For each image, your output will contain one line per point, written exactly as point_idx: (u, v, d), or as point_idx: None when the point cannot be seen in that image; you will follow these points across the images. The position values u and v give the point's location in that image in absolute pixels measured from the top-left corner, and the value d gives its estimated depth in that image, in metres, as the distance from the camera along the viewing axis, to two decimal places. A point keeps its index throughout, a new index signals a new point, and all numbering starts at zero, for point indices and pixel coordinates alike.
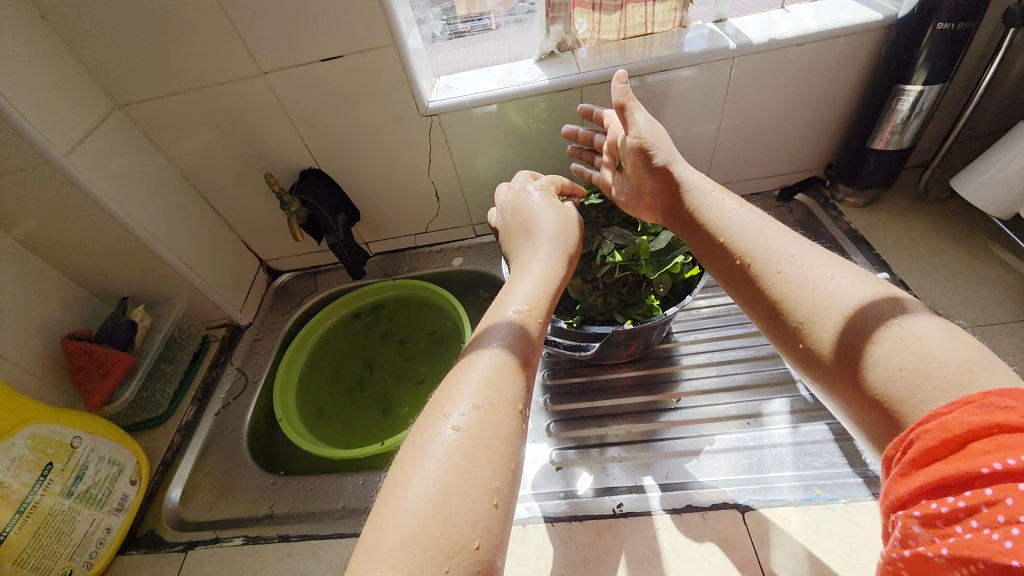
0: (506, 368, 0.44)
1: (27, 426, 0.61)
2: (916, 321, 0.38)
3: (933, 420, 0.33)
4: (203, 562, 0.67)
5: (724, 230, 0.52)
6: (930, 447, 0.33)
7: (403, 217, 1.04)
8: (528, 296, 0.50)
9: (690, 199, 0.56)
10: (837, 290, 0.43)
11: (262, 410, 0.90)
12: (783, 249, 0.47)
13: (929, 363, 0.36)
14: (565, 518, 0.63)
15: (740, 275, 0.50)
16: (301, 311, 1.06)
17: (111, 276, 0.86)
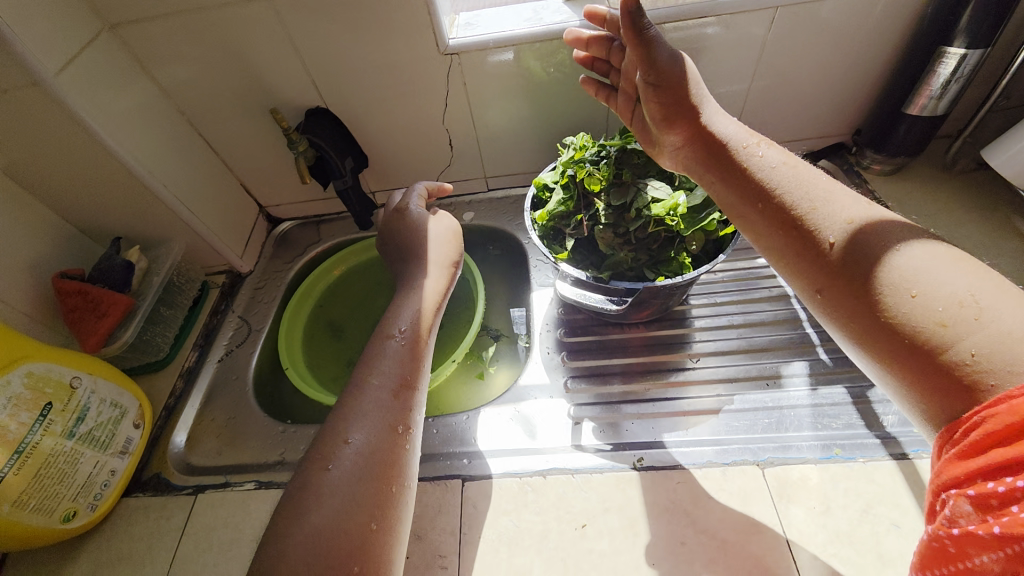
0: (387, 397, 0.52)
1: (23, 364, 0.57)
2: (993, 296, 0.34)
3: (1002, 401, 0.31)
4: (214, 506, 0.66)
5: (769, 192, 0.47)
6: (994, 429, 0.31)
7: (413, 166, 0.98)
8: (408, 320, 0.60)
9: (733, 156, 0.51)
10: (901, 257, 0.38)
11: (267, 359, 0.88)
12: (837, 212, 0.43)
13: (1007, 341, 0.32)
14: (588, 470, 0.63)
15: (786, 241, 0.46)
16: (306, 260, 1.02)
17: (102, 213, 0.80)
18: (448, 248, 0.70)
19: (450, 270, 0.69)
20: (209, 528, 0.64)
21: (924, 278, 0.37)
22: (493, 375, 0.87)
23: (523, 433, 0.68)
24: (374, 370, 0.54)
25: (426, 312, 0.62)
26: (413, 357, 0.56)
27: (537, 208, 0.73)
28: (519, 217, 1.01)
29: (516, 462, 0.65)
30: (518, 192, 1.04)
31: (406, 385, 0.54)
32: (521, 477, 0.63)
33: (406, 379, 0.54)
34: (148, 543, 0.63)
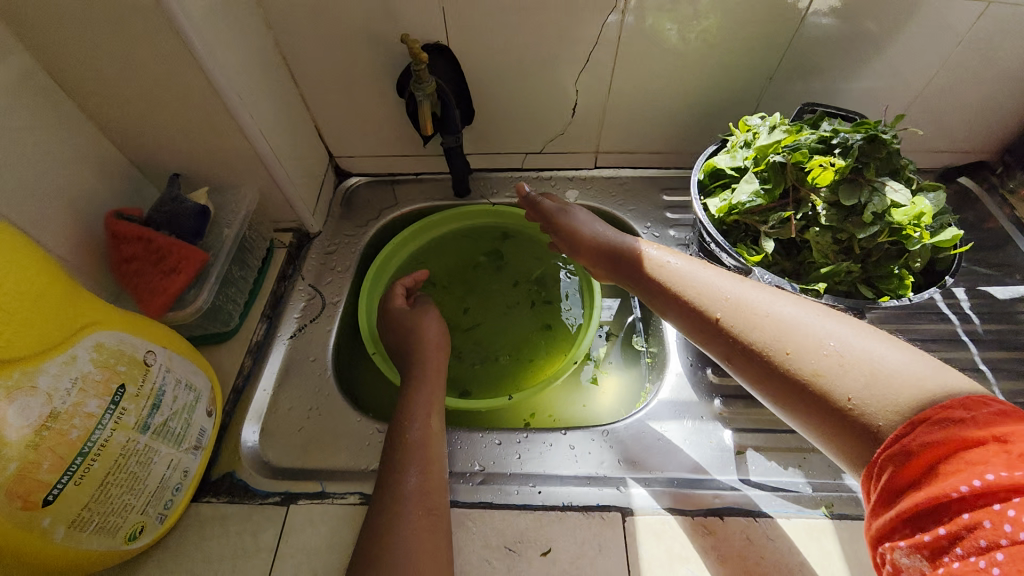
0: (410, 487, 0.51)
1: (92, 332, 0.43)
2: (867, 341, 0.42)
3: (895, 445, 0.36)
4: (313, 522, 0.54)
5: (670, 283, 0.55)
6: (898, 470, 0.35)
7: (524, 130, 0.83)
8: (421, 403, 0.60)
9: (630, 254, 0.61)
10: (771, 333, 0.46)
11: (343, 340, 0.75)
12: (717, 293, 0.51)
13: (875, 379, 0.39)
14: (772, 514, 0.54)
15: (709, 331, 0.51)
16: (381, 226, 0.87)
17: (162, 143, 0.63)
18: (436, 329, 0.68)
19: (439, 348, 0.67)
20: (310, 551, 0.52)
21: (856, 372, 0.40)
22: (607, 378, 0.76)
23: (679, 459, 0.59)
24: (391, 465, 0.53)
25: (436, 396, 0.61)
26: (431, 445, 0.56)
27: (709, 197, 0.63)
28: (631, 202, 0.88)
29: (683, 495, 0.55)
30: (626, 173, 0.91)
31: (412, 473, 0.53)
32: (693, 516, 0.54)
33: (423, 468, 0.53)
34: (231, 565, 0.51)
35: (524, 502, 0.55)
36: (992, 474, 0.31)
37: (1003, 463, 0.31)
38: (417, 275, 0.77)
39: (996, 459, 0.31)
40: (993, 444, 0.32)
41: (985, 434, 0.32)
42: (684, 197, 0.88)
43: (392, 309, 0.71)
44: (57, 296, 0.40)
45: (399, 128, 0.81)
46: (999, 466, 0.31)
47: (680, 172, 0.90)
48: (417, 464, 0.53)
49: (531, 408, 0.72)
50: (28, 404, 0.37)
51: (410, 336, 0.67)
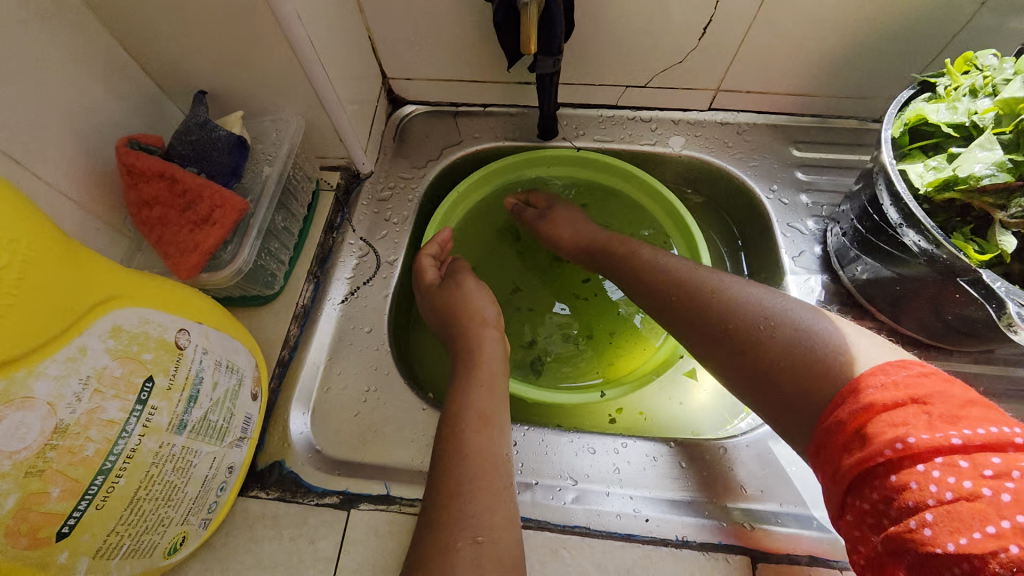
0: (467, 497, 0.41)
1: (104, 314, 0.32)
2: (804, 314, 0.43)
3: (829, 415, 0.37)
4: (378, 534, 0.46)
5: (630, 264, 0.57)
6: (835, 439, 0.36)
7: (632, 56, 0.64)
8: (476, 401, 0.47)
9: (604, 242, 0.61)
10: (720, 309, 0.46)
11: (399, 306, 0.64)
12: (669, 274, 0.52)
13: (802, 345, 0.41)
14: None
15: (667, 314, 0.51)
16: (441, 169, 0.71)
17: (182, 48, 0.48)
18: (486, 300, 0.56)
19: (484, 319, 0.55)
20: (376, 568, 0.45)
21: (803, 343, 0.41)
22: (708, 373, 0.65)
23: (814, 491, 0.49)
24: (438, 467, 0.43)
25: (493, 383, 0.49)
26: (488, 452, 0.44)
27: (908, 159, 0.49)
28: (754, 157, 0.70)
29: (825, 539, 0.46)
30: (747, 119, 0.71)
31: (460, 489, 0.41)
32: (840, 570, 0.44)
33: (472, 482, 0.41)
34: None
35: (623, 527, 0.46)
36: (914, 437, 0.32)
37: (925, 425, 0.32)
38: (443, 240, 0.62)
39: (918, 420, 0.32)
40: (913, 406, 0.33)
41: (903, 396, 0.33)
42: (822, 153, 0.69)
43: (423, 288, 0.58)
44: (53, 270, 0.29)
45: (473, 44, 0.63)
46: (919, 429, 0.32)
47: (819, 121, 0.70)
48: (469, 476, 0.42)
49: (618, 403, 0.62)
50: (23, 422, 0.27)
51: (459, 317, 0.55)
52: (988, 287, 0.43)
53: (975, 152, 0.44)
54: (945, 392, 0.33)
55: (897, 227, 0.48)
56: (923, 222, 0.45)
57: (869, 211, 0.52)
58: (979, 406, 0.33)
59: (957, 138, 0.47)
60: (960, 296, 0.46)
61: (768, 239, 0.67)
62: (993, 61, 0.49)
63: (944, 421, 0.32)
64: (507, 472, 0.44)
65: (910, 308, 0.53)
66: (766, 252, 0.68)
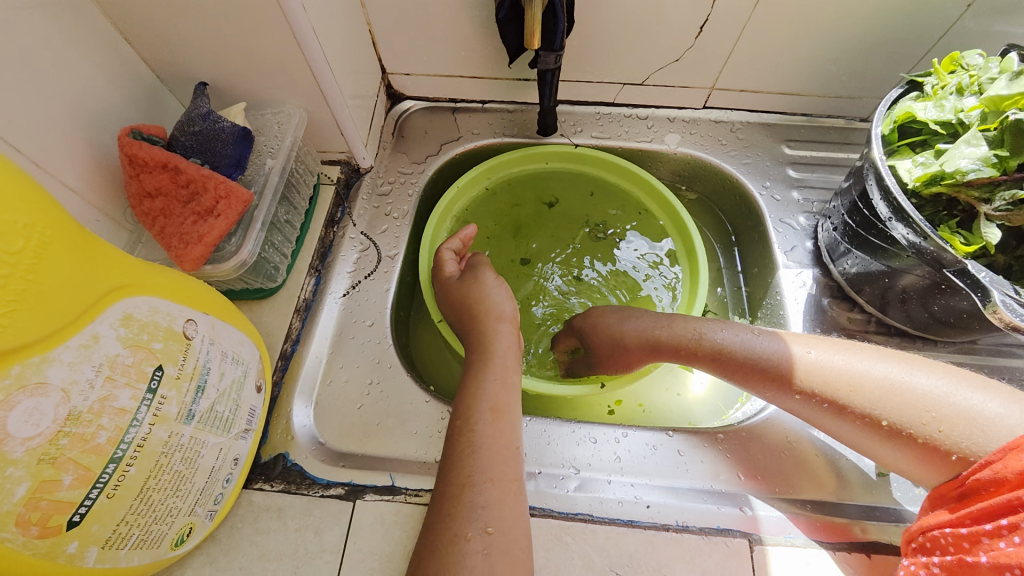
0: (478, 486, 0.41)
1: (115, 303, 0.32)
2: (963, 392, 0.42)
3: (984, 466, 0.37)
4: (384, 523, 0.46)
5: (726, 355, 0.52)
6: (988, 488, 0.37)
7: (629, 54, 0.65)
8: (489, 395, 0.47)
9: (669, 334, 0.56)
10: (868, 404, 0.44)
11: (400, 300, 0.64)
12: (743, 351, 0.52)
13: (975, 431, 0.39)
14: None
15: (804, 411, 0.49)
16: (441, 165, 0.72)
17: (185, 39, 0.48)
18: (503, 296, 0.56)
19: (501, 316, 0.55)
20: (382, 557, 0.45)
21: (921, 404, 0.42)
22: None
23: (808, 476, 0.50)
24: (450, 455, 0.44)
25: (506, 376, 0.49)
26: (500, 444, 0.44)
27: (897, 154, 0.51)
28: (747, 154, 0.71)
29: (817, 521, 0.48)
30: (740, 117, 0.73)
31: (474, 479, 0.42)
32: (834, 550, 0.46)
33: (485, 473, 0.42)
34: (292, 567, 0.44)
35: (622, 515, 0.47)
36: None
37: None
38: (464, 235, 0.64)
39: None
40: None
41: None
42: (812, 151, 0.71)
43: (441, 280, 0.59)
44: (67, 256, 0.29)
45: (473, 39, 0.63)
46: None
47: (809, 120, 0.72)
48: (481, 467, 0.42)
49: (616, 395, 0.63)
50: (36, 408, 0.27)
51: (472, 311, 0.55)
52: (974, 278, 0.44)
53: (961, 148, 0.46)
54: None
55: (887, 221, 0.50)
56: (912, 216, 0.47)
57: (860, 206, 0.54)
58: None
59: (944, 135, 0.49)
60: (946, 288, 0.49)
61: (760, 235, 0.69)
62: (979, 60, 0.52)
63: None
64: (518, 463, 0.44)
65: (898, 300, 0.55)
66: (759, 248, 0.69)
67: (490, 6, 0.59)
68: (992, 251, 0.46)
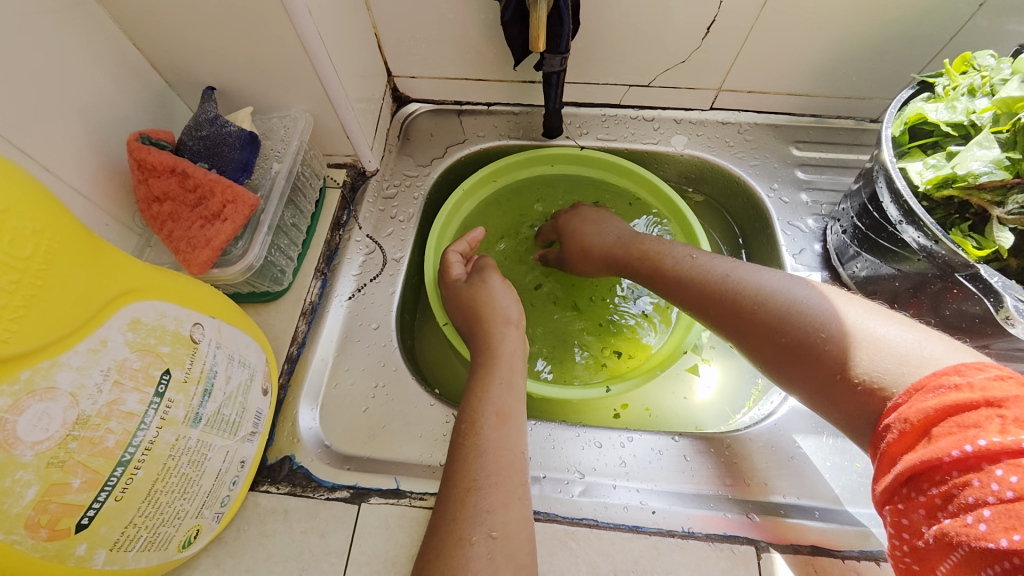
0: (483, 490, 0.41)
1: (123, 307, 0.32)
2: (865, 316, 0.42)
3: (892, 412, 0.35)
4: (389, 527, 0.46)
5: (660, 269, 0.56)
6: (897, 438, 0.34)
7: (635, 56, 0.65)
8: (494, 398, 0.47)
9: (623, 254, 0.60)
10: (774, 311, 0.45)
11: (405, 304, 0.64)
12: (676, 265, 0.55)
13: (861, 346, 0.39)
14: None
15: (711, 319, 0.50)
16: (446, 167, 0.72)
17: (193, 45, 0.49)
18: (510, 299, 0.57)
19: (506, 318, 0.55)
20: (387, 560, 0.45)
21: (818, 319, 0.43)
22: (710, 368, 0.66)
23: (816, 483, 0.50)
24: (455, 459, 0.44)
25: (510, 378, 0.49)
26: (505, 447, 0.44)
27: (908, 156, 0.51)
28: (755, 156, 0.71)
29: (826, 530, 0.47)
30: (747, 119, 0.72)
31: (479, 483, 0.42)
32: (842, 558, 0.45)
33: (490, 478, 0.42)
34: (298, 570, 0.45)
35: (628, 521, 0.47)
36: (985, 439, 0.30)
37: (998, 427, 0.30)
38: (472, 237, 0.64)
39: (989, 423, 0.30)
40: (987, 408, 0.31)
41: (977, 398, 0.31)
42: (820, 153, 0.71)
43: (448, 283, 0.59)
44: (75, 261, 0.29)
45: (479, 43, 0.63)
46: (992, 432, 0.30)
47: (817, 121, 0.72)
48: (487, 471, 0.42)
49: (622, 399, 0.63)
50: (46, 412, 0.28)
51: (479, 314, 0.55)
52: (987, 283, 0.44)
53: (973, 150, 0.45)
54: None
55: (898, 224, 0.49)
56: (923, 219, 0.46)
57: (869, 208, 0.53)
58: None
59: (956, 136, 0.48)
60: (957, 292, 0.47)
61: (768, 237, 0.68)
62: (991, 61, 0.51)
63: (1017, 424, 0.29)
64: (522, 468, 0.44)
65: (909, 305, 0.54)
66: (767, 250, 0.69)
67: (495, 9, 0.59)
68: (1005, 256, 0.45)
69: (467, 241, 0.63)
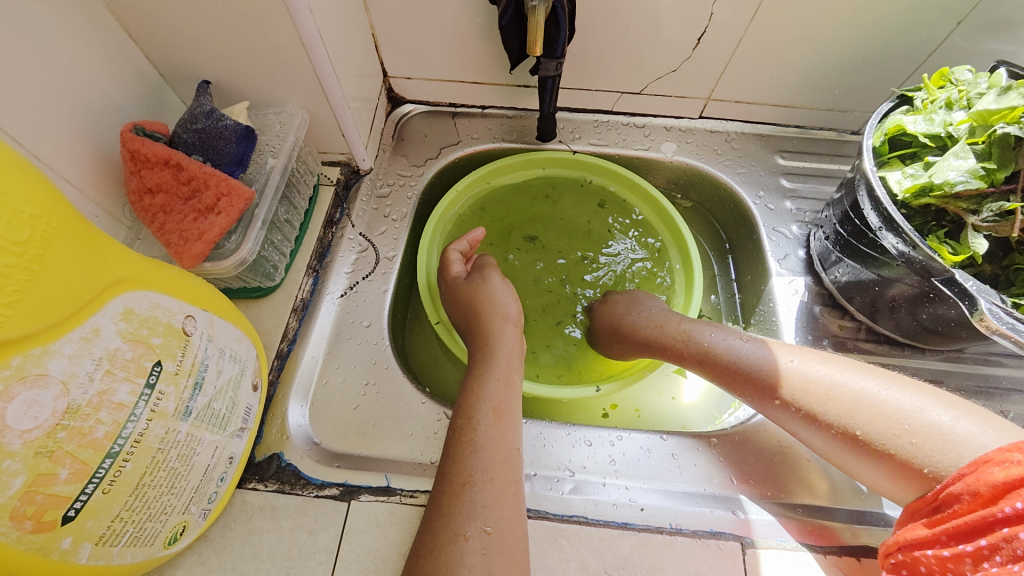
0: (478, 485, 0.42)
1: (117, 296, 0.32)
2: (938, 410, 0.42)
3: (959, 479, 0.38)
4: (379, 525, 0.46)
5: (709, 356, 0.55)
6: (962, 505, 0.37)
7: (628, 63, 0.66)
8: (490, 395, 0.48)
9: (661, 336, 0.59)
10: (843, 410, 0.46)
11: (397, 302, 0.64)
12: (726, 350, 0.54)
13: (945, 447, 0.40)
14: None
15: (779, 415, 0.50)
16: (440, 168, 0.72)
17: (190, 38, 0.48)
18: (507, 296, 0.57)
19: (507, 318, 0.55)
20: (376, 558, 0.45)
21: (892, 414, 0.43)
22: None
23: (798, 481, 0.51)
24: (450, 454, 0.44)
25: (508, 377, 0.50)
26: (500, 444, 0.44)
27: (886, 166, 0.53)
28: (741, 164, 0.73)
29: (808, 525, 0.48)
30: (735, 128, 0.74)
31: (473, 479, 0.42)
32: (825, 554, 0.46)
33: (484, 474, 0.42)
34: (286, 568, 0.44)
35: (617, 519, 0.48)
36: None
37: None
38: (472, 237, 0.64)
39: None
40: None
41: None
42: (804, 162, 0.73)
43: (448, 280, 0.59)
44: (71, 248, 0.29)
45: (475, 45, 0.64)
46: None
47: (802, 131, 0.74)
48: (482, 467, 0.43)
49: (612, 399, 0.64)
50: (35, 400, 0.27)
51: (477, 311, 0.55)
52: (961, 286, 0.45)
53: (950, 161, 0.47)
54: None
55: (878, 230, 0.51)
56: (902, 226, 0.48)
57: (851, 216, 0.55)
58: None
59: (933, 148, 0.51)
60: (935, 297, 0.50)
61: (753, 242, 0.70)
62: (968, 76, 0.53)
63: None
64: (516, 465, 0.44)
65: (888, 309, 0.57)
66: (753, 255, 0.71)
67: (492, 13, 0.60)
68: (979, 261, 0.47)
69: (467, 244, 0.64)
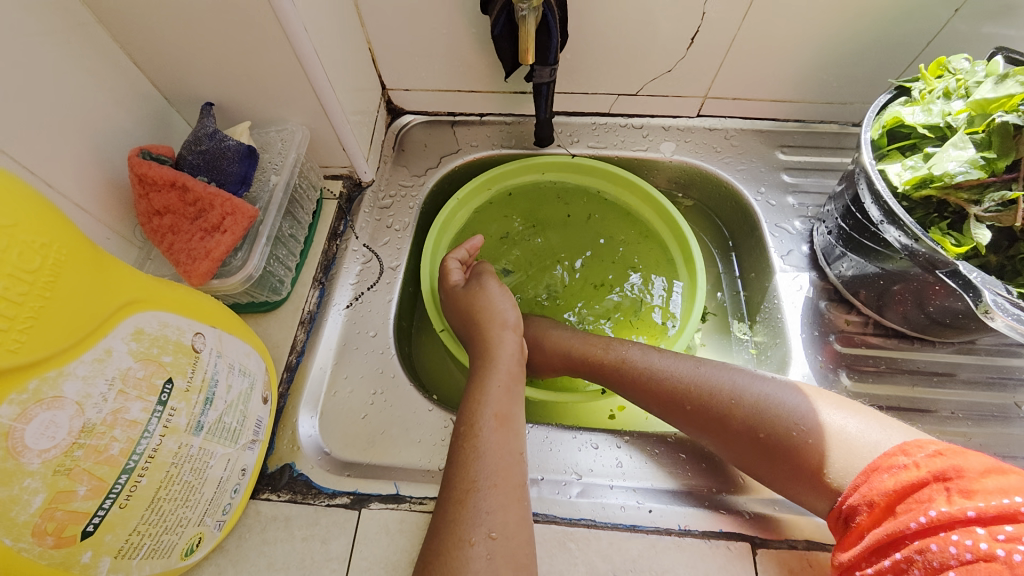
0: (483, 492, 0.42)
1: (130, 316, 0.33)
2: (830, 411, 0.44)
3: (856, 490, 0.40)
4: (389, 532, 0.47)
5: (621, 369, 0.54)
6: (863, 514, 0.39)
7: (624, 66, 0.66)
8: (493, 401, 0.48)
9: (579, 349, 0.57)
10: (745, 414, 0.46)
11: (402, 312, 0.65)
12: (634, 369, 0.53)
13: (841, 447, 0.42)
14: None
15: (684, 425, 0.50)
16: (440, 177, 0.73)
17: (192, 63, 0.50)
18: (507, 303, 0.58)
19: (505, 324, 0.56)
20: (388, 565, 0.45)
21: (784, 421, 0.45)
22: None
23: None
24: (450, 465, 0.44)
25: (509, 382, 0.50)
26: (504, 450, 0.45)
27: (886, 159, 0.52)
28: (741, 161, 0.72)
29: (818, 523, 0.47)
30: (733, 124, 0.74)
31: (478, 485, 0.42)
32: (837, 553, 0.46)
33: (489, 479, 0.43)
34: None
35: (627, 522, 0.48)
36: (935, 509, 0.35)
37: (944, 497, 0.35)
38: (470, 245, 0.65)
39: (939, 495, 0.35)
40: (936, 482, 0.36)
41: (925, 474, 0.37)
42: (805, 156, 0.72)
43: (447, 289, 0.60)
44: (83, 275, 0.30)
45: (470, 54, 0.65)
46: (939, 502, 0.35)
47: (802, 126, 0.73)
48: (486, 473, 0.43)
49: (619, 401, 0.64)
50: (52, 421, 0.28)
51: (477, 319, 0.56)
52: (966, 279, 0.45)
53: (949, 151, 0.47)
54: (963, 465, 0.36)
55: (879, 224, 0.50)
56: (903, 219, 0.48)
57: (852, 209, 0.55)
58: (999, 476, 0.35)
59: (932, 138, 0.50)
60: (940, 289, 0.49)
61: (756, 240, 0.70)
62: (965, 65, 0.52)
63: (962, 494, 0.35)
64: (520, 469, 0.45)
65: (895, 302, 0.56)
66: (756, 252, 0.70)
67: (486, 23, 0.61)
68: (984, 251, 0.47)
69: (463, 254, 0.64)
